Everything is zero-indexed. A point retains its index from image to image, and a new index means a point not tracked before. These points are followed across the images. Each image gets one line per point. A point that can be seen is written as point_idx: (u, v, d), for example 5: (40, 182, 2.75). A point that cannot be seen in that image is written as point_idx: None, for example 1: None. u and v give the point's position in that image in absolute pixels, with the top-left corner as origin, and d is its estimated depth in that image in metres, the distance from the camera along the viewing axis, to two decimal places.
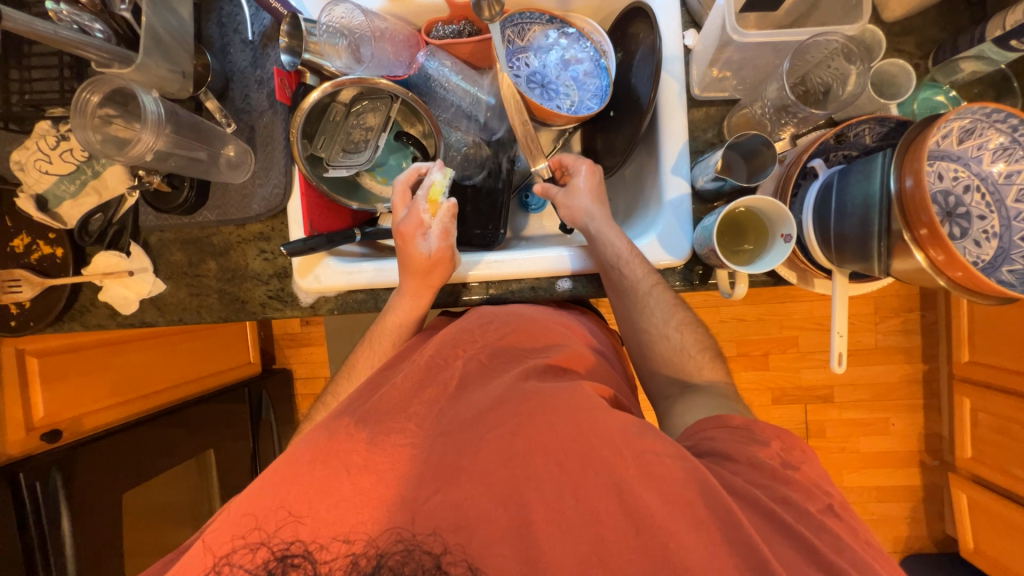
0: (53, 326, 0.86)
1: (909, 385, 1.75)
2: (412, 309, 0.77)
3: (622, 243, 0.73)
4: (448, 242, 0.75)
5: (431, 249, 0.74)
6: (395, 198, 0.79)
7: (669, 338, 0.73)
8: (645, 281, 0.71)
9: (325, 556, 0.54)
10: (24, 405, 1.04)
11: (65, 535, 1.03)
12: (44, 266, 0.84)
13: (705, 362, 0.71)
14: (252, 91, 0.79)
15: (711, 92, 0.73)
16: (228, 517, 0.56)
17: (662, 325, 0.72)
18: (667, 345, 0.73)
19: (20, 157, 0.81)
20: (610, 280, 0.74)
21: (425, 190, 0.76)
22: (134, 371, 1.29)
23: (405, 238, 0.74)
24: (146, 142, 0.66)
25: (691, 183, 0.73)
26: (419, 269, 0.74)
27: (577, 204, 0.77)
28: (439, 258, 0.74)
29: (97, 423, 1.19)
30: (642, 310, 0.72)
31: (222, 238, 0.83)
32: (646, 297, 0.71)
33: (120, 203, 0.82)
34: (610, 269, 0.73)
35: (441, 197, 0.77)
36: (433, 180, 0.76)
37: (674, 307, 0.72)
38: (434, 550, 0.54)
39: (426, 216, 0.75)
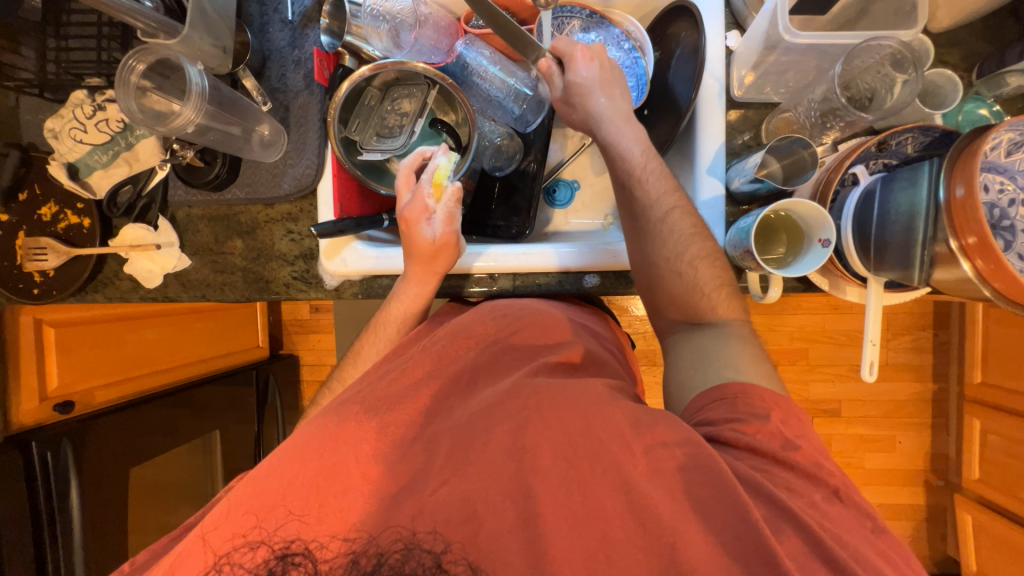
0: (76, 296, 0.86)
1: (917, 403, 1.74)
2: (417, 294, 0.76)
3: (637, 158, 0.70)
4: (453, 227, 0.74)
5: (434, 235, 0.73)
6: (397, 182, 0.76)
7: (682, 274, 0.67)
8: (665, 200, 0.68)
9: (325, 554, 0.54)
10: (39, 372, 1.04)
11: (73, 505, 1.03)
12: (71, 235, 0.85)
13: (721, 301, 0.67)
14: (289, 71, 0.79)
15: (751, 95, 0.73)
16: (226, 516, 0.56)
17: (675, 253, 0.67)
18: (680, 282, 0.68)
19: (55, 124, 0.81)
20: (623, 199, 0.72)
21: (430, 173, 0.74)
22: (145, 346, 1.30)
23: (407, 223, 0.73)
24: (187, 115, 0.64)
25: (726, 185, 0.73)
26: (424, 255, 0.74)
27: (580, 106, 0.73)
28: (443, 243, 0.74)
29: (108, 398, 1.19)
30: (652, 234, 0.69)
31: (249, 216, 0.83)
32: (659, 221, 0.68)
33: (149, 175, 0.81)
34: (625, 180, 0.71)
35: (445, 181, 0.75)
36: (437, 164, 0.74)
37: (691, 235, 0.67)
38: (434, 550, 0.53)
39: (430, 201, 0.73)
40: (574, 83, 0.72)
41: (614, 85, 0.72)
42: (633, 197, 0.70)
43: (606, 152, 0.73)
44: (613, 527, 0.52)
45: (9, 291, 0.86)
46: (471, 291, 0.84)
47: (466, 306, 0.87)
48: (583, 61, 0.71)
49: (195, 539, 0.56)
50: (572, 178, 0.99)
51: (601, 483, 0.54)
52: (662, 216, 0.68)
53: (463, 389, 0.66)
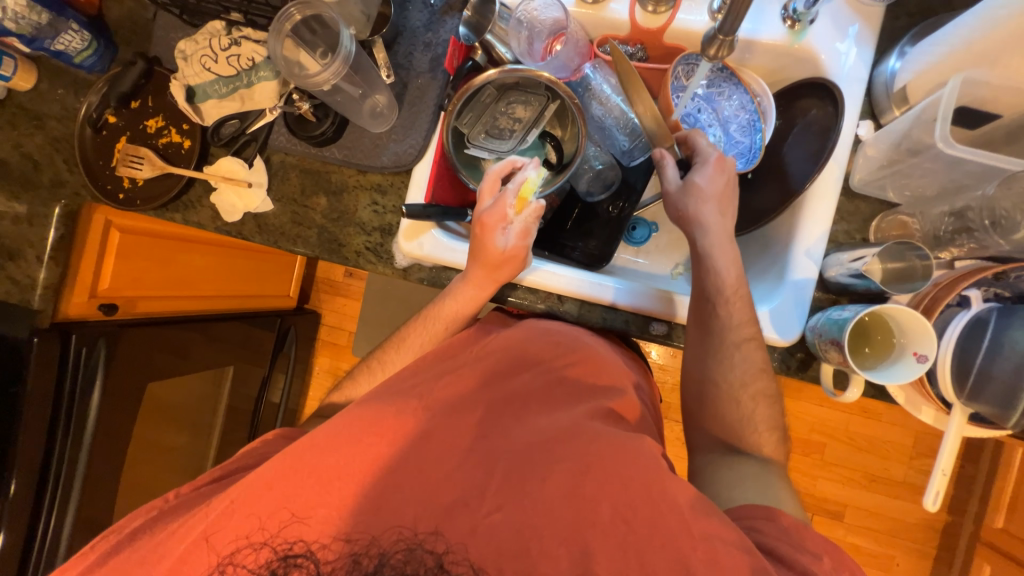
0: (156, 211, 0.89)
1: (924, 530, 1.68)
2: (473, 297, 0.76)
3: (731, 280, 0.69)
4: (525, 242, 0.73)
5: (507, 246, 0.72)
6: (482, 185, 0.74)
7: (739, 404, 0.69)
8: (744, 330, 0.69)
9: (326, 555, 0.55)
10: (96, 269, 1.07)
11: (92, 402, 1.02)
12: (168, 152, 0.88)
13: (769, 441, 0.68)
14: (417, 51, 0.80)
15: (869, 188, 0.71)
16: (235, 512, 0.57)
17: (738, 381, 0.69)
18: (734, 410, 0.69)
19: (186, 47, 0.83)
20: (700, 310, 0.71)
21: (518, 184, 0.71)
22: (193, 270, 1.33)
23: (485, 228, 0.70)
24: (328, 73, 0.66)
25: (819, 270, 0.71)
26: (490, 263, 0.72)
27: (691, 204, 0.72)
28: (512, 255, 0.72)
29: (146, 310, 1.22)
30: (722, 356, 0.69)
31: (340, 178, 0.84)
32: (732, 349, 0.69)
33: (258, 116, 0.84)
34: (710, 297, 0.70)
35: (530, 197, 0.73)
36: (528, 177, 0.72)
37: (758, 371, 0.69)
38: (437, 550, 0.55)
39: (511, 212, 0.71)
40: (694, 184, 0.71)
41: (725, 198, 0.72)
42: (715, 314, 0.70)
43: (698, 260, 0.72)
44: None
45: (97, 190, 0.89)
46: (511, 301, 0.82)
47: (510, 318, 0.86)
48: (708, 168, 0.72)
49: (197, 540, 0.56)
50: (653, 220, 0.99)
51: (637, 540, 0.53)
52: (736, 344, 0.69)
53: (511, 402, 0.66)
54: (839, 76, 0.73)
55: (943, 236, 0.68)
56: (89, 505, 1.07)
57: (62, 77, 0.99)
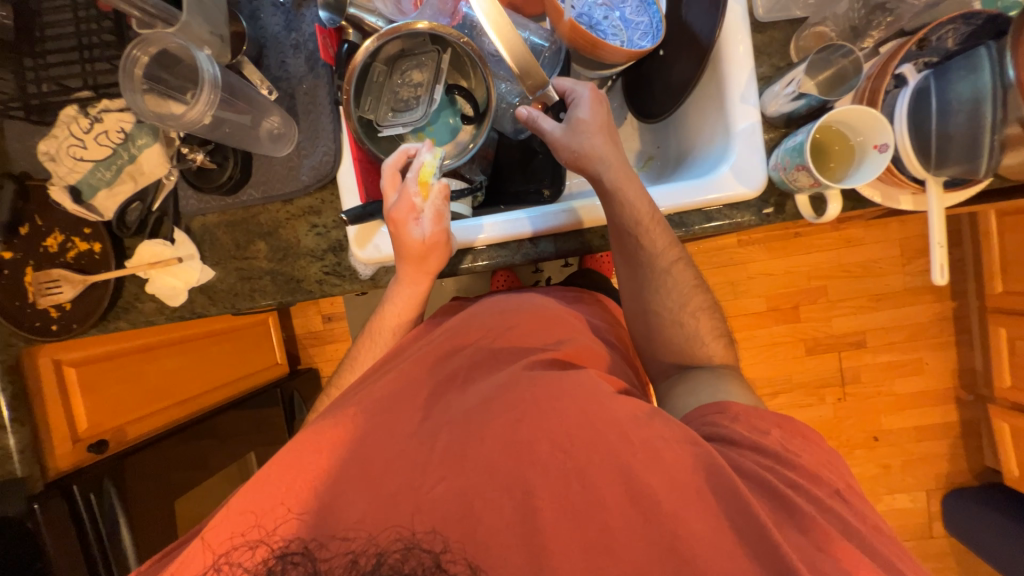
0: (97, 327, 0.82)
1: (939, 323, 1.76)
2: (410, 298, 0.75)
3: (643, 208, 0.69)
4: (442, 226, 0.70)
5: (425, 234, 0.70)
6: (382, 184, 0.72)
7: (683, 325, 0.72)
8: (667, 254, 0.71)
9: (324, 553, 0.51)
10: (67, 414, 1.00)
11: (124, 539, 1.00)
12: (82, 263, 0.81)
13: (717, 351, 0.71)
14: (289, 56, 0.75)
15: (775, 14, 0.70)
16: (229, 515, 0.55)
17: (675, 305, 0.72)
18: (681, 331, 0.72)
19: (49, 147, 0.76)
20: (624, 246, 0.71)
21: (415, 171, 0.70)
22: (167, 375, 1.26)
23: (396, 224, 0.69)
24: (202, 106, 0.61)
25: (760, 111, 0.71)
26: (414, 256, 0.70)
27: (580, 143, 0.71)
28: (433, 242, 0.70)
29: (140, 432, 1.16)
30: (656, 284, 0.72)
31: (269, 216, 0.79)
32: (665, 274, 0.72)
33: (158, 187, 0.78)
34: (629, 233, 0.70)
35: (433, 178, 0.71)
36: (424, 161, 0.70)
37: (691, 289, 0.73)
38: (434, 550, 0.51)
39: (418, 199, 0.69)
40: (578, 121, 0.71)
41: (606, 126, 0.72)
42: (639, 245, 0.70)
43: (607, 200, 0.70)
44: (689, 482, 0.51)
45: (27, 332, 0.82)
46: (464, 269, 0.79)
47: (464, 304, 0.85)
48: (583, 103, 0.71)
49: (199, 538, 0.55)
50: None
51: None
52: (665, 269, 0.72)
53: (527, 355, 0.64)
54: None
55: (861, 26, 0.70)
56: None
57: None
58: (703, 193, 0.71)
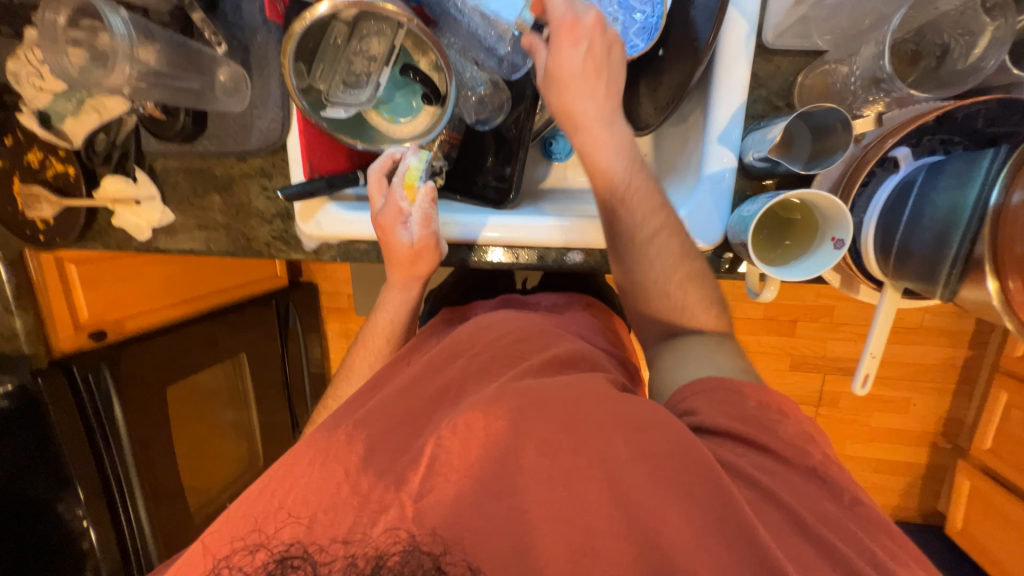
0: (77, 243, 0.90)
1: (943, 369, 1.66)
2: (401, 302, 0.77)
3: (622, 166, 0.63)
4: (431, 229, 0.71)
5: (413, 238, 0.70)
6: (370, 188, 0.73)
7: (669, 296, 0.64)
8: (652, 214, 0.63)
9: (325, 558, 0.48)
10: (70, 306, 1.13)
11: (116, 415, 1.17)
12: (60, 183, 0.86)
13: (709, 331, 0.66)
14: (244, 1, 0.70)
15: (786, 40, 0.58)
16: (228, 517, 0.53)
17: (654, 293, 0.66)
18: (667, 304, 0.65)
19: (13, 68, 0.76)
20: (604, 216, 0.66)
21: (402, 175, 0.71)
22: (165, 279, 1.37)
23: (384, 230, 0.70)
24: (122, 71, 0.63)
25: (738, 156, 0.63)
26: (403, 261, 0.71)
27: (564, 84, 0.62)
28: (421, 246, 0.71)
29: (137, 325, 1.30)
30: (639, 255, 0.64)
31: (223, 170, 0.79)
32: (648, 235, 0.64)
33: (121, 124, 0.79)
34: (605, 191, 0.65)
35: (417, 182, 0.71)
36: (407, 165, 0.71)
37: (680, 258, 0.63)
38: (434, 552, 0.47)
39: (404, 203, 0.70)
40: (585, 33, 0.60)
41: (598, 68, 0.61)
42: (618, 214, 0.64)
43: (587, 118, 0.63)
44: (598, 520, 0.46)
45: (20, 237, 0.90)
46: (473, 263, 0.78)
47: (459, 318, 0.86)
48: (575, 42, 0.60)
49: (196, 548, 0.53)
50: None
51: None
52: (648, 239, 0.63)
53: (440, 359, 0.64)
54: None
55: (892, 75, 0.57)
56: (161, 485, 1.30)
57: None
58: None
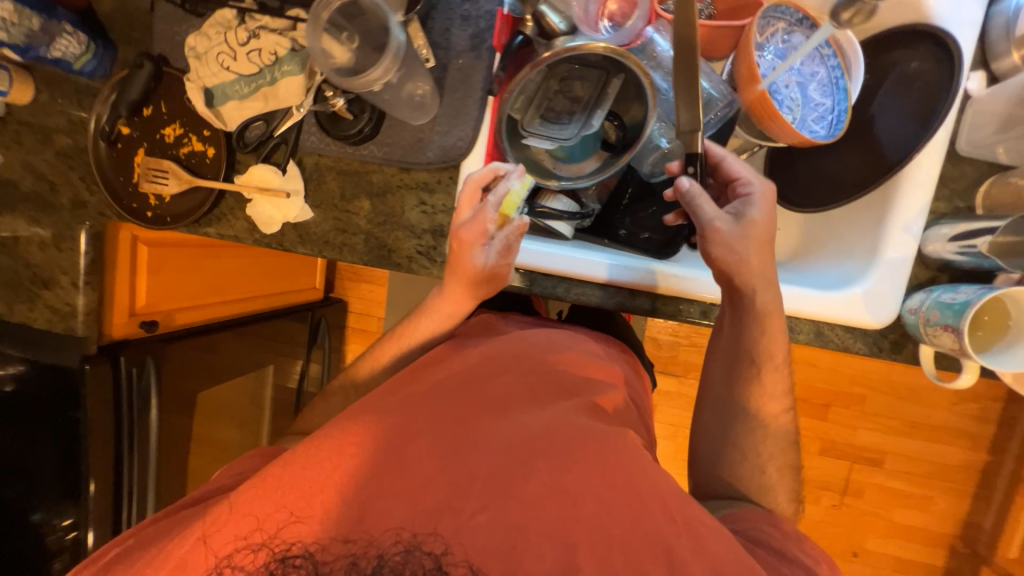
0: (187, 227, 0.83)
1: (963, 471, 1.71)
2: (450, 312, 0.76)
3: (765, 333, 0.66)
4: (506, 259, 0.70)
5: (487, 263, 0.69)
6: (460, 197, 0.70)
7: (748, 452, 0.68)
8: (773, 393, 0.69)
9: (325, 556, 0.49)
10: (130, 289, 1.02)
11: (151, 417, 1.02)
12: (191, 162, 0.81)
13: None
14: (455, 26, 0.72)
15: (976, 152, 0.65)
16: (224, 514, 0.52)
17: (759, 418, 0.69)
18: (744, 457, 0.69)
19: (197, 44, 0.75)
20: (728, 367, 0.70)
21: (499, 198, 0.67)
22: (221, 275, 1.27)
23: (462, 245, 0.67)
24: (379, 72, 0.63)
25: (918, 244, 0.66)
26: (468, 279, 0.70)
27: (739, 246, 0.65)
28: (492, 272, 0.70)
29: (184, 321, 1.18)
30: (744, 412, 0.69)
31: (381, 178, 0.78)
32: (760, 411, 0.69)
33: (286, 115, 0.77)
34: (744, 365, 0.68)
35: (513, 212, 0.69)
36: (510, 190, 0.67)
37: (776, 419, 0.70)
38: (435, 551, 0.49)
39: (492, 226, 0.66)
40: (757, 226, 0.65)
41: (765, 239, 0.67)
42: (744, 370, 0.68)
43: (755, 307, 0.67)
44: None
45: (122, 209, 0.83)
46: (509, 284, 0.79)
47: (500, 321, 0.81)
48: (756, 205, 0.65)
49: (195, 538, 0.51)
50: None
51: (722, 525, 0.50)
52: (759, 400, 0.69)
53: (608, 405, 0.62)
54: (951, 19, 0.65)
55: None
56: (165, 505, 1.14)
57: (61, 84, 0.88)
58: (833, 307, 0.67)
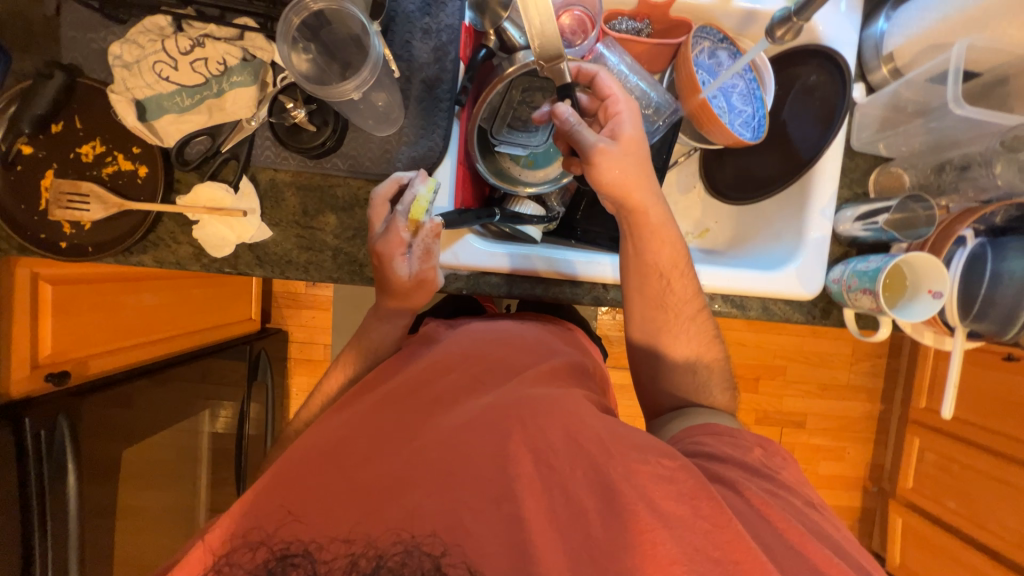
0: (116, 257, 0.73)
1: (865, 421, 2.00)
2: (384, 329, 0.75)
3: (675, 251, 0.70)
4: (431, 264, 0.68)
5: (412, 272, 0.67)
6: (369, 211, 0.68)
7: (694, 372, 0.73)
8: (687, 307, 0.71)
9: (326, 554, 0.48)
10: (32, 336, 0.86)
11: (67, 486, 0.83)
12: (118, 183, 0.72)
13: None
14: (415, 39, 0.73)
15: (865, 148, 0.80)
16: (231, 513, 0.52)
17: (690, 357, 0.73)
18: (692, 379, 0.73)
19: (123, 52, 0.69)
20: (650, 296, 0.71)
21: (408, 205, 0.66)
22: (146, 312, 1.12)
23: (380, 259, 0.66)
24: (362, 78, 0.61)
25: (832, 225, 0.79)
26: (396, 291, 0.69)
27: (627, 163, 0.65)
28: (420, 280, 0.68)
29: (101, 369, 1.01)
30: (671, 334, 0.72)
31: (347, 191, 0.75)
32: (682, 323, 0.72)
33: (234, 129, 0.72)
34: (653, 281, 0.70)
35: (424, 216, 0.66)
36: (416, 196, 0.66)
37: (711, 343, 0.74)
38: (434, 552, 0.48)
39: (407, 235, 0.65)
40: (626, 139, 0.66)
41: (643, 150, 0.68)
42: (665, 289, 0.71)
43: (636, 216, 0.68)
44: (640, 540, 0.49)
45: (24, 240, 0.71)
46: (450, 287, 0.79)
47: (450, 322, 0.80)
48: (627, 119, 0.66)
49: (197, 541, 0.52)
50: None
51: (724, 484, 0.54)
52: (688, 317, 0.72)
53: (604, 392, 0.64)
54: (836, 41, 0.78)
55: (947, 185, 0.78)
56: None
57: None
58: (774, 284, 0.77)
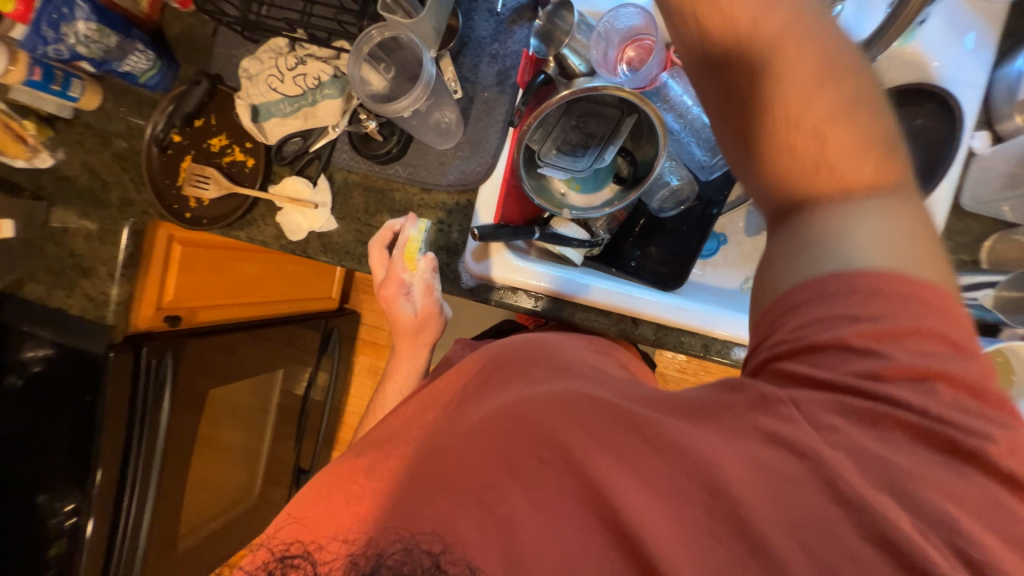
0: (220, 229, 0.89)
1: None
2: (413, 361, 0.86)
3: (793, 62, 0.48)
4: (432, 297, 0.79)
5: (416, 309, 0.80)
6: (371, 258, 0.78)
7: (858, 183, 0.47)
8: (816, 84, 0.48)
9: (324, 557, 0.47)
10: (160, 284, 1.07)
11: (163, 410, 1.01)
12: (232, 170, 0.88)
13: None
14: (483, 63, 0.79)
15: (981, 207, 0.76)
16: None
17: (845, 194, 0.47)
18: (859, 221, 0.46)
19: (251, 67, 0.84)
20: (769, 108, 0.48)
21: (402, 248, 0.75)
22: (246, 279, 1.32)
23: (389, 301, 0.79)
24: (412, 100, 0.68)
25: None
26: (410, 328, 0.82)
27: None
28: (425, 313, 0.81)
29: (207, 318, 1.22)
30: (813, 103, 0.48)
31: (403, 196, 0.83)
32: (817, 140, 0.48)
33: (321, 133, 0.83)
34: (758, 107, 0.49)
35: (417, 254, 0.75)
36: (408, 238, 0.74)
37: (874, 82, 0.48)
38: (434, 549, 0.43)
39: (406, 276, 0.76)
40: None
41: None
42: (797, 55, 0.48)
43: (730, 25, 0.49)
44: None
45: (164, 209, 0.89)
46: (496, 300, 0.81)
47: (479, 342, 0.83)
48: None
49: None
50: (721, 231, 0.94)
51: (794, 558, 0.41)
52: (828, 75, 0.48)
53: None
54: (956, 84, 0.75)
55: None
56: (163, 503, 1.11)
57: (128, 92, 0.97)
58: None
